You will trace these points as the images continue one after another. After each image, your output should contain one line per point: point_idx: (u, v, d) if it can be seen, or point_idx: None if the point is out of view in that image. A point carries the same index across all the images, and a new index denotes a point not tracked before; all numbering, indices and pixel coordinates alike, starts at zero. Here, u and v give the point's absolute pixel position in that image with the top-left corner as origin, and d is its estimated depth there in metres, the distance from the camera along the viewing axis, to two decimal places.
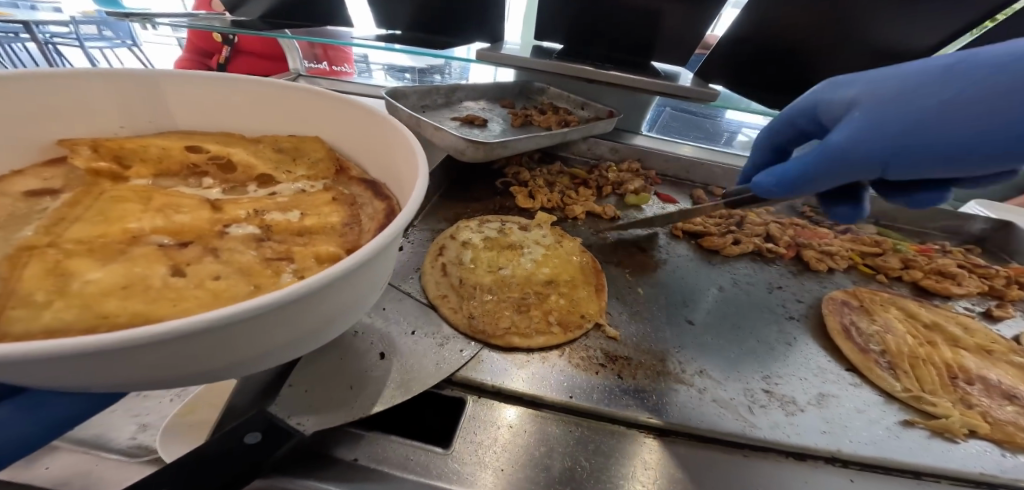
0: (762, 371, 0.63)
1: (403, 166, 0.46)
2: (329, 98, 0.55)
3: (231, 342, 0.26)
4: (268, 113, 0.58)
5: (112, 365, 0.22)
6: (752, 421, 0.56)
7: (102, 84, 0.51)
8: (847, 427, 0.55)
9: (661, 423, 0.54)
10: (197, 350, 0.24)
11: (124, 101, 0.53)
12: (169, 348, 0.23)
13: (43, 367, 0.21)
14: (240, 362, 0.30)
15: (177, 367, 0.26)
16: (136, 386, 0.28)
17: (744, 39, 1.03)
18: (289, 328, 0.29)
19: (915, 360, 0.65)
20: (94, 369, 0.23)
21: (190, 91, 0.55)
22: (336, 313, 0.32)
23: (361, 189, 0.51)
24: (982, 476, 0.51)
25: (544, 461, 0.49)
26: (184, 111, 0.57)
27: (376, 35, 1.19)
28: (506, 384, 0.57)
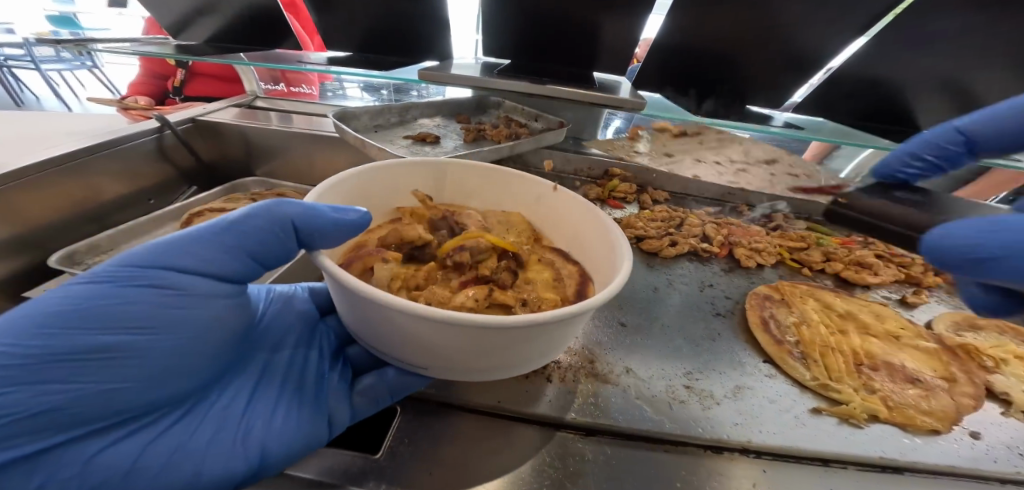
0: (686, 367, 0.66)
1: (599, 247, 0.62)
2: (545, 191, 0.73)
3: (508, 342, 0.43)
4: (493, 193, 0.76)
5: (454, 333, 0.40)
6: (671, 417, 0.58)
7: (421, 169, 0.72)
8: (758, 418, 0.58)
9: (588, 424, 0.57)
10: (493, 340, 0.42)
11: (426, 182, 0.73)
12: (492, 336, 0.41)
13: (431, 326, 0.39)
14: (506, 362, 0.48)
15: (473, 350, 0.44)
16: (445, 359, 0.46)
17: (673, 47, 1.09)
18: (531, 344, 0.45)
19: (826, 349, 0.68)
20: (443, 335, 0.41)
21: (466, 176, 0.74)
22: (554, 341, 0.48)
23: (557, 255, 0.69)
24: (881, 459, 0.54)
25: (482, 468, 0.51)
26: (454, 191, 0.75)
27: (326, 57, 1.22)
28: (433, 393, 0.59)
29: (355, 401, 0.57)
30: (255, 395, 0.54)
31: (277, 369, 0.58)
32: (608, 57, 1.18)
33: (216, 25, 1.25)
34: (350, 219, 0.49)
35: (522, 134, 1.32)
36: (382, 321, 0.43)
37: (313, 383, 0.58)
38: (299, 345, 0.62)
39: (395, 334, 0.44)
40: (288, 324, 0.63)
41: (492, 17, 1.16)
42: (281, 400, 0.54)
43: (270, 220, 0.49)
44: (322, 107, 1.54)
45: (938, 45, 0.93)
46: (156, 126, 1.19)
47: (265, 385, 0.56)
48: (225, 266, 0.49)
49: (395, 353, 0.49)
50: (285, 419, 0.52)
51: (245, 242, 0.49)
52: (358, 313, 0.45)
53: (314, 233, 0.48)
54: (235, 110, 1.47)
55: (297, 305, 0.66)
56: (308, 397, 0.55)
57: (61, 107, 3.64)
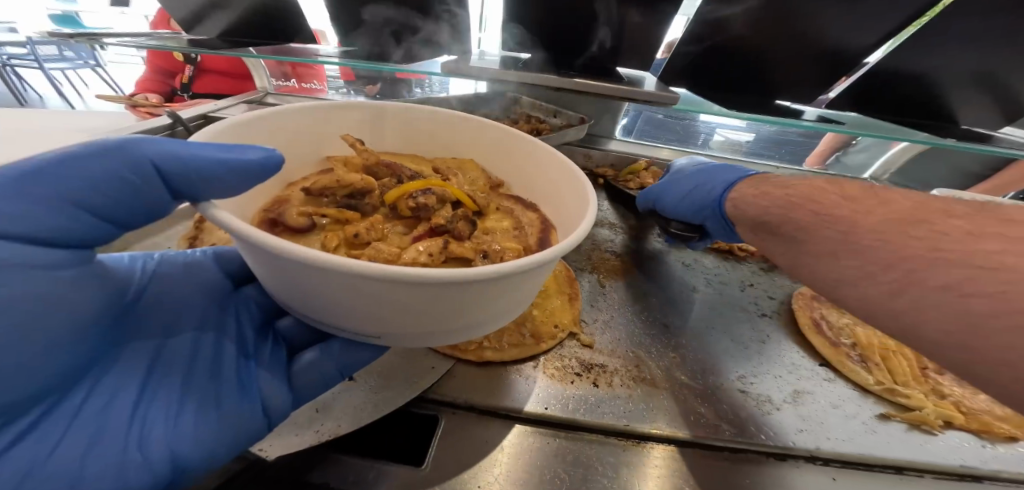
0: (738, 370, 0.63)
1: (564, 190, 0.60)
2: (498, 134, 0.71)
3: (454, 298, 0.37)
4: (434, 139, 0.73)
5: (385, 290, 0.34)
6: (730, 423, 0.55)
7: (353, 112, 0.67)
8: (824, 424, 0.55)
9: (644, 431, 0.53)
10: (434, 296, 0.36)
11: (361, 127, 0.69)
12: (437, 293, 0.35)
13: (355, 283, 0.33)
14: (455, 326, 0.43)
15: (415, 310, 0.38)
16: (382, 321, 0.40)
17: (702, 41, 1.05)
18: (482, 300, 0.39)
19: (886, 352, 0.66)
20: (372, 293, 0.34)
21: (405, 119, 0.70)
22: (509, 300, 0.43)
23: (514, 203, 0.66)
24: (963, 468, 0.51)
25: (540, 480, 0.48)
26: (392, 137, 0.71)
27: (342, 52, 1.18)
28: (478, 400, 0.56)
29: (295, 385, 0.52)
30: (143, 393, 0.45)
31: (168, 359, 0.48)
32: (634, 51, 1.15)
33: (229, 20, 1.22)
34: (253, 158, 0.39)
35: (542, 130, 1.29)
36: (307, 283, 0.36)
37: (229, 373, 0.50)
38: (203, 329, 0.53)
39: (318, 297, 0.38)
40: (180, 303, 0.53)
41: (514, 10, 1.12)
42: (183, 399, 0.46)
43: (125, 164, 0.39)
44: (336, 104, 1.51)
45: (983, 39, 0.89)
46: (168, 123, 1.16)
47: (155, 379, 0.46)
48: (61, 226, 0.38)
49: (328, 320, 0.43)
50: (187, 424, 0.44)
51: (82, 193, 0.38)
52: (276, 275, 0.37)
53: (197, 176, 0.38)
54: (248, 107, 1.45)
55: (199, 274, 0.57)
56: (227, 389, 0.49)
57: (65, 105, 3.62)
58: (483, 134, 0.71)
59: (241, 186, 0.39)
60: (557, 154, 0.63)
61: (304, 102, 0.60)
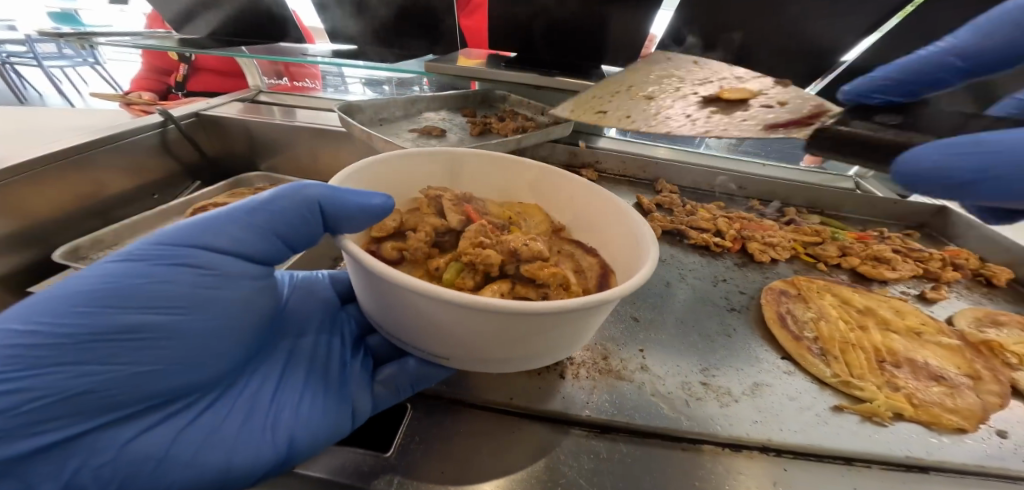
0: (702, 364, 0.65)
1: (619, 239, 0.62)
2: (575, 184, 0.70)
3: (536, 330, 0.42)
4: (515, 182, 0.74)
5: (478, 319, 0.40)
6: (690, 415, 0.56)
7: (440, 160, 0.70)
8: (778, 416, 0.56)
9: (604, 421, 0.55)
10: (521, 327, 0.41)
11: (446, 171, 0.71)
12: (517, 323, 0.40)
13: (458, 312, 0.39)
14: (532, 351, 0.48)
15: (500, 339, 0.43)
16: (466, 348, 0.46)
17: (684, 40, 1.07)
18: (554, 333, 0.45)
19: (845, 345, 0.67)
20: (468, 320, 0.40)
21: (487, 165, 0.72)
22: (579, 332, 0.48)
23: (575, 249, 0.67)
24: (908, 458, 0.52)
25: (498, 465, 0.50)
26: (474, 181, 0.73)
27: (331, 51, 1.20)
28: (445, 389, 0.57)
29: (377, 391, 0.56)
30: (281, 382, 0.54)
31: (300, 355, 0.57)
32: (617, 50, 1.16)
33: (219, 19, 1.24)
34: (375, 203, 0.48)
35: (528, 127, 1.30)
36: (408, 306, 0.43)
37: (336, 373, 0.57)
38: (321, 332, 0.62)
39: (419, 322, 0.44)
40: (311, 311, 0.63)
41: (499, 9, 1.14)
42: (307, 386, 0.54)
43: (299, 201, 0.50)
44: (326, 102, 1.53)
45: None
46: (160, 120, 1.18)
47: (291, 371, 0.55)
48: (258, 247, 0.50)
49: (415, 343, 0.49)
50: (309, 408, 0.51)
51: (275, 222, 0.50)
52: (381, 297, 0.45)
53: (342, 212, 0.48)
54: (240, 105, 1.46)
55: (317, 292, 0.67)
56: (333, 387, 0.55)
57: (63, 103, 3.64)
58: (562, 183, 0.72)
59: (369, 219, 0.49)
60: (612, 196, 0.65)
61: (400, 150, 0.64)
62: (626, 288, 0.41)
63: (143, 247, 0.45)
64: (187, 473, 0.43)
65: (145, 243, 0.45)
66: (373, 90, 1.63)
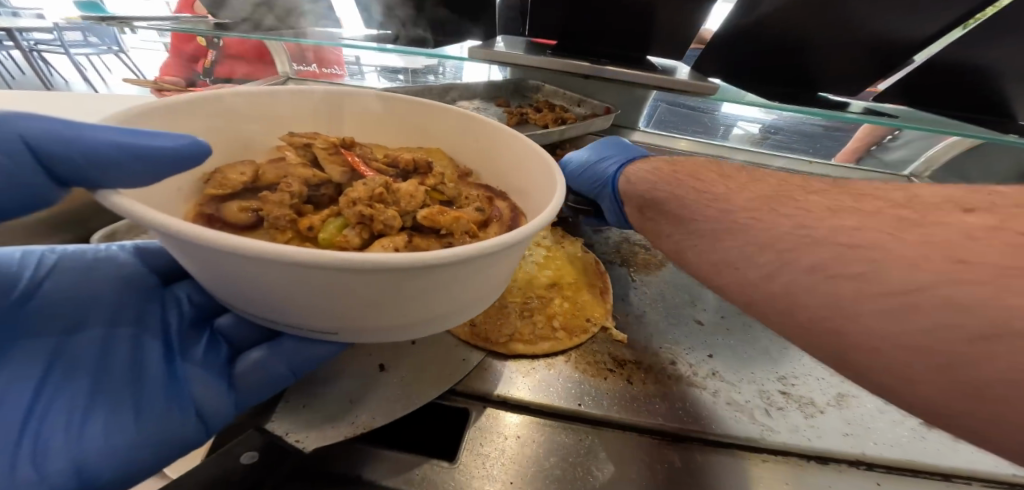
0: (778, 371, 0.61)
1: (536, 179, 0.55)
2: (484, 126, 0.64)
3: (441, 285, 0.36)
4: (395, 124, 0.67)
5: (375, 282, 0.31)
6: (771, 425, 0.53)
7: (290, 96, 0.60)
8: (870, 429, 0.53)
9: (683, 430, 0.52)
10: (427, 283, 0.34)
11: (306, 110, 0.62)
12: (358, 280, 0.31)
13: (343, 277, 0.30)
14: (394, 321, 0.39)
15: (399, 302, 0.36)
16: (352, 316, 0.37)
17: (745, 32, 1.02)
18: (462, 287, 0.38)
19: None
20: (357, 286, 0.32)
21: (364, 104, 0.64)
22: (481, 287, 0.41)
23: (483, 193, 0.61)
24: (1015, 477, 0.48)
25: (579, 479, 0.47)
26: (351, 123, 0.65)
27: (369, 37, 1.16)
28: (512, 393, 0.55)
29: (234, 388, 0.49)
30: (40, 399, 0.41)
31: (69, 358, 0.45)
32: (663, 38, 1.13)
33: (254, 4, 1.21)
34: (157, 145, 0.35)
35: (568, 118, 1.26)
36: (217, 269, 0.33)
37: (131, 372, 0.46)
38: (116, 321, 0.49)
39: (284, 293, 0.33)
40: (91, 300, 0.49)
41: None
42: (89, 403, 0.42)
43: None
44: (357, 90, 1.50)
45: None
46: None
47: (60, 380, 0.43)
48: None
49: (280, 317, 0.39)
50: (92, 432, 0.41)
51: None
52: (209, 267, 0.33)
53: (96, 163, 0.34)
54: None
55: (108, 270, 0.52)
56: (128, 399, 0.44)
57: (88, 88, 3.68)
58: (456, 123, 0.66)
59: (137, 179, 0.35)
60: (519, 136, 0.59)
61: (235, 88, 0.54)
62: (483, 247, 0.32)
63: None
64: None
65: None
66: (388, 78, 1.58)
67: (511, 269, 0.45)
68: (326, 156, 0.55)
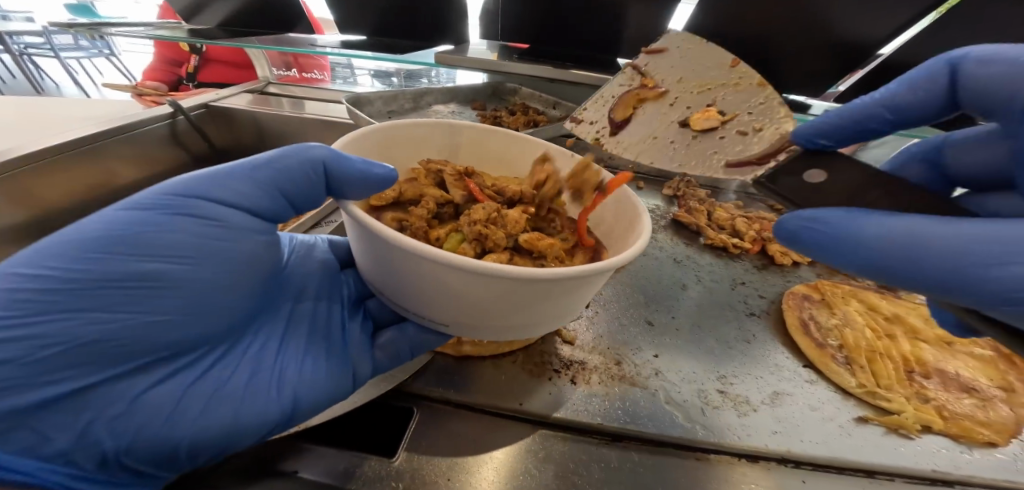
0: (719, 370, 0.62)
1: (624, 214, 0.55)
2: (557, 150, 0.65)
3: (579, 291, 0.42)
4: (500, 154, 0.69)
5: (531, 293, 0.39)
6: (704, 423, 0.54)
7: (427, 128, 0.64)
8: (799, 426, 0.54)
9: (615, 429, 0.53)
10: (569, 291, 0.41)
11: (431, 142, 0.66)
12: (502, 288, 0.37)
13: (513, 288, 0.38)
14: (509, 324, 0.45)
15: (537, 309, 0.43)
16: (493, 321, 0.44)
17: (707, 32, 1.03)
18: (589, 292, 0.45)
19: (873, 354, 0.64)
20: (517, 295, 0.39)
21: (485, 136, 0.67)
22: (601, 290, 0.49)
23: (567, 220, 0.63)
24: (935, 473, 0.50)
25: (507, 474, 0.48)
26: (468, 153, 0.68)
27: (341, 42, 1.18)
28: (453, 394, 0.56)
29: (376, 355, 0.57)
30: (280, 348, 0.54)
31: (299, 320, 0.58)
32: (632, 43, 1.14)
33: (228, 11, 1.22)
34: (377, 172, 0.47)
35: (540, 121, 1.27)
36: (393, 269, 0.41)
37: (330, 336, 0.59)
38: (320, 296, 0.63)
39: (448, 296, 0.41)
40: (306, 277, 0.63)
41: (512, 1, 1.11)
42: (309, 353, 0.55)
43: (297, 160, 0.50)
44: (335, 94, 1.51)
45: (1004, 32, 0.84)
46: (169, 112, 1.18)
47: (292, 336, 0.56)
48: (261, 204, 0.50)
49: (420, 311, 0.48)
50: (312, 375, 0.52)
51: (279, 181, 0.50)
52: (386, 266, 0.42)
53: (342, 179, 0.47)
54: (249, 96, 1.46)
55: (315, 256, 0.67)
56: (329, 350, 0.56)
57: (78, 93, 3.68)
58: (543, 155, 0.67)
59: (367, 193, 0.48)
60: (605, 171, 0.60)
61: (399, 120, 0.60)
62: (611, 263, 0.38)
63: (161, 198, 0.45)
64: (195, 427, 0.43)
65: (152, 192, 0.45)
66: (384, 82, 1.60)
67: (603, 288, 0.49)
68: (453, 180, 0.60)
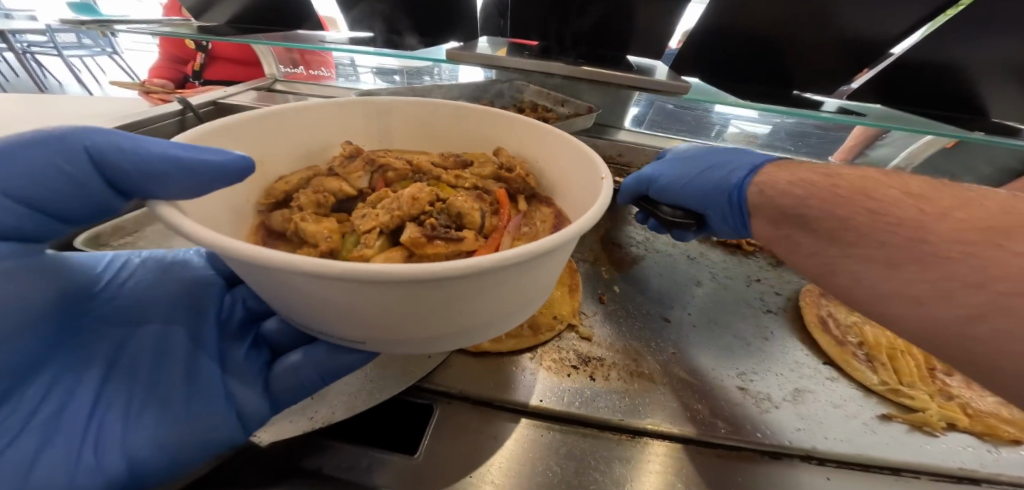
0: (737, 367, 0.62)
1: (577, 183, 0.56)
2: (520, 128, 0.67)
3: (511, 289, 0.39)
4: (431, 131, 0.72)
5: (454, 293, 0.35)
6: (727, 420, 0.54)
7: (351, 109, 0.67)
8: (823, 423, 0.54)
9: (637, 425, 0.53)
10: (501, 288, 0.38)
11: (356, 121, 0.68)
12: (392, 290, 0.32)
13: (434, 290, 0.33)
14: (423, 328, 0.39)
15: (466, 312, 0.39)
16: (418, 331, 0.40)
17: (718, 29, 1.02)
18: (521, 290, 0.41)
19: (893, 351, 0.65)
20: (440, 297, 0.35)
21: (411, 110, 0.69)
22: (529, 296, 0.44)
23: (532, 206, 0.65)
24: (963, 471, 0.49)
25: (534, 469, 0.48)
26: (400, 130, 0.71)
27: (350, 39, 1.17)
28: (476, 390, 0.56)
29: (267, 391, 0.54)
30: (105, 394, 0.48)
31: (130, 353, 0.51)
32: (643, 40, 1.13)
33: (236, 8, 1.22)
34: (220, 160, 0.42)
35: (549, 118, 1.27)
36: (271, 285, 0.35)
37: (183, 372, 0.52)
38: (172, 317, 0.56)
39: (356, 312, 0.36)
40: (149, 299, 0.57)
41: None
42: (144, 396, 0.48)
43: (54, 154, 0.43)
44: (342, 91, 1.51)
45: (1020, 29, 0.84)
46: (177, 109, 1.18)
47: (117, 377, 0.49)
48: (3, 221, 0.42)
49: (320, 327, 0.42)
50: (142, 428, 0.46)
51: (15, 185, 0.42)
52: (268, 283, 0.35)
53: (152, 178, 0.40)
54: (256, 93, 1.45)
55: (182, 274, 0.62)
56: (172, 393, 0.49)
57: (82, 92, 3.68)
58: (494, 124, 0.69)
59: (187, 191, 0.41)
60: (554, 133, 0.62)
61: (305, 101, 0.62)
62: (506, 257, 0.32)
63: None
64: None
65: None
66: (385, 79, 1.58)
67: (539, 281, 0.44)
68: (346, 168, 0.61)
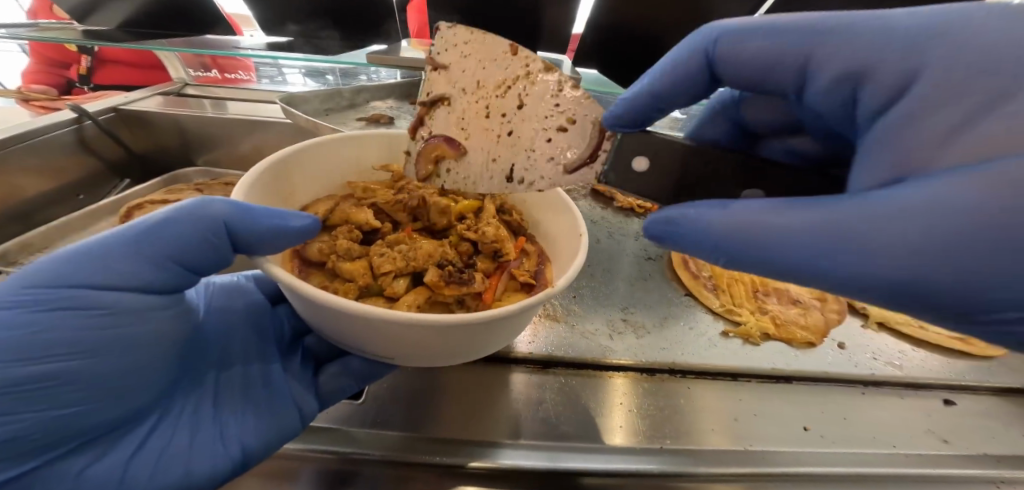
0: (623, 304, 0.80)
1: (565, 230, 0.63)
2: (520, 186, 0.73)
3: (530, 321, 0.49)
4: None
5: (484, 331, 0.44)
6: (616, 347, 0.71)
7: (366, 142, 0.72)
8: (680, 342, 0.73)
9: (547, 359, 0.67)
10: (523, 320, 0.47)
11: (371, 151, 0.73)
12: (415, 331, 0.40)
13: (467, 331, 0.42)
14: (449, 354, 0.47)
15: (488, 341, 0.48)
16: (441, 356, 0.48)
17: (605, 25, 1.19)
18: None
19: (732, 282, 0.87)
20: (474, 335, 0.44)
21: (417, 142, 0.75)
22: None
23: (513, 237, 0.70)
24: (776, 370, 0.70)
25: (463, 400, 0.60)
26: (406, 160, 0.76)
27: (268, 44, 1.18)
28: None
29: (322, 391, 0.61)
30: (217, 406, 0.58)
31: (228, 376, 0.61)
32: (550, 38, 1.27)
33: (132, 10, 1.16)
34: (293, 225, 0.48)
35: None
36: (319, 313, 0.43)
37: (261, 392, 0.60)
38: (246, 339, 0.65)
39: (402, 346, 0.44)
40: (228, 325, 0.65)
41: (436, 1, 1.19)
42: (245, 407, 0.58)
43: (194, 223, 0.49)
44: (262, 94, 1.48)
45: None
46: (73, 117, 1.11)
47: (223, 399, 0.59)
48: (156, 278, 0.48)
49: (354, 343, 0.48)
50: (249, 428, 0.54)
51: (169, 249, 0.48)
52: (325, 316, 0.42)
53: (256, 237, 0.47)
54: (164, 99, 1.38)
55: (244, 297, 0.70)
56: (260, 403, 0.58)
57: None
58: None
59: (289, 242, 0.48)
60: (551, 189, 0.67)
61: (322, 137, 0.66)
62: (503, 313, 0.40)
63: (36, 290, 0.43)
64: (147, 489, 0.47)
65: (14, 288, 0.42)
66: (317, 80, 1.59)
67: None
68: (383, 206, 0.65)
